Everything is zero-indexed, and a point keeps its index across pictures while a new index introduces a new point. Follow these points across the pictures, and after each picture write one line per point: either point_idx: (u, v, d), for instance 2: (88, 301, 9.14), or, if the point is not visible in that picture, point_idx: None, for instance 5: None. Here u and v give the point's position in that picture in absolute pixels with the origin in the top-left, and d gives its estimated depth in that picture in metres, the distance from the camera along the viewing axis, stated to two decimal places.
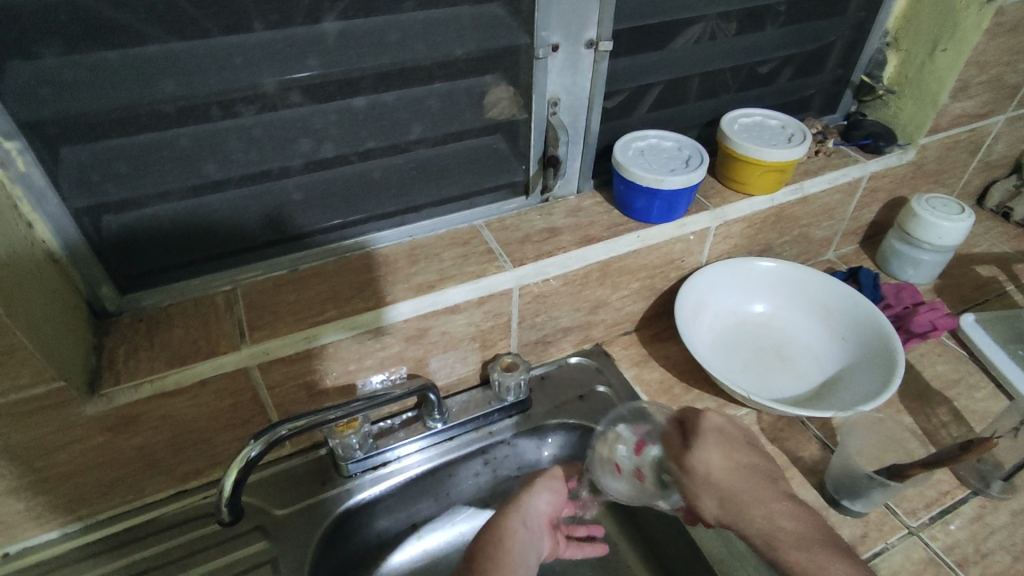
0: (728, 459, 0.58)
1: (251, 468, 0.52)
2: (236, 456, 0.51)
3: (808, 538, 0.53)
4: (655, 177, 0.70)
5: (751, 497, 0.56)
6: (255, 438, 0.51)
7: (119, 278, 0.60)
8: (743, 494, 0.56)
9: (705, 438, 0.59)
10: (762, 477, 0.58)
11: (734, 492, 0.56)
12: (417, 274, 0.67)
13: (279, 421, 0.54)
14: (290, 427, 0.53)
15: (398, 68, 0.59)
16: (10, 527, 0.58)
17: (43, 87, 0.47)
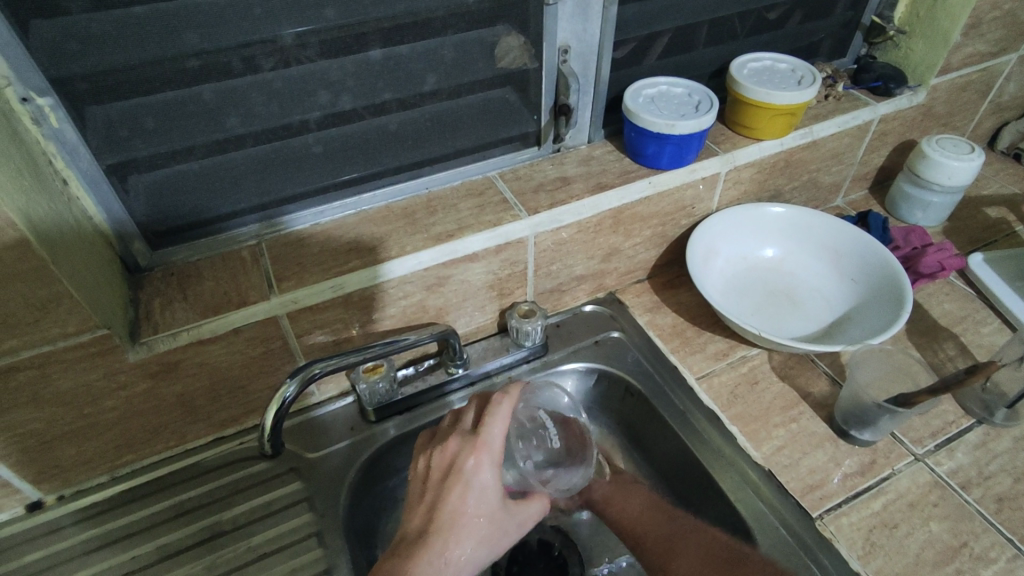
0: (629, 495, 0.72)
1: (288, 407, 0.54)
2: (273, 395, 0.54)
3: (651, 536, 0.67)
4: (667, 122, 0.71)
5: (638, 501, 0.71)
6: (290, 378, 0.54)
7: (149, 234, 0.62)
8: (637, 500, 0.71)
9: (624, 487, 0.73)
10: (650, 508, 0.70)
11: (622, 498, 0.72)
12: (436, 224, 0.69)
13: (312, 360, 0.56)
14: (323, 366, 0.55)
15: (411, 18, 0.60)
16: (64, 472, 0.62)
17: (73, 42, 0.49)
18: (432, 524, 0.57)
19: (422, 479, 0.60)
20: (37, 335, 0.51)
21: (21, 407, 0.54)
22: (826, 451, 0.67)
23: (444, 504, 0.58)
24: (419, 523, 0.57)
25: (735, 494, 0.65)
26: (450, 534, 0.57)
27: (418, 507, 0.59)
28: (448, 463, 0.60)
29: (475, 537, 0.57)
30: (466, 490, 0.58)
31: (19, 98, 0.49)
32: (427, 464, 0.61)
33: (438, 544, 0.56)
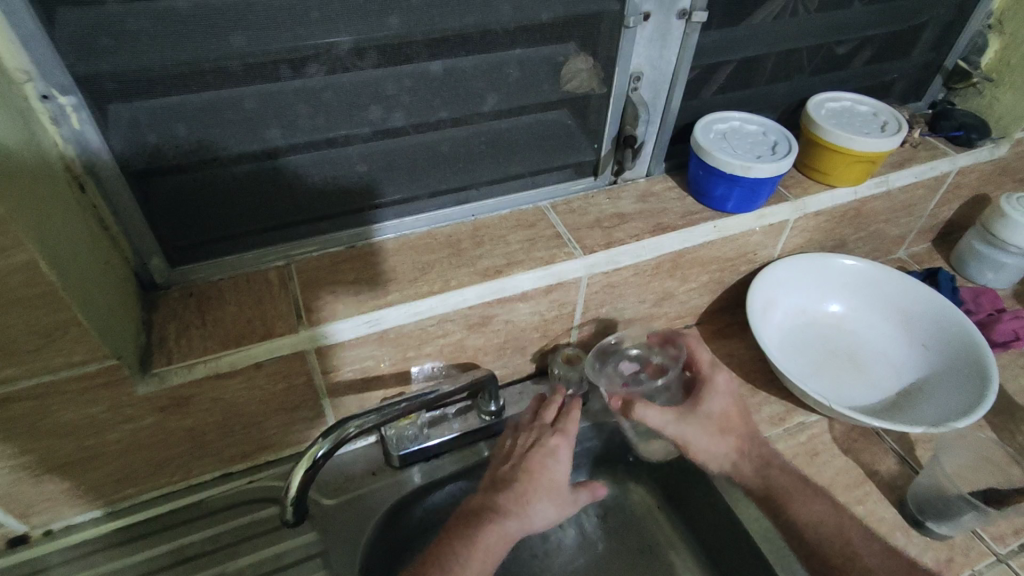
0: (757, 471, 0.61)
1: (318, 468, 0.49)
2: (302, 454, 0.48)
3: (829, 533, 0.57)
4: (744, 164, 0.65)
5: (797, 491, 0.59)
6: (324, 436, 0.49)
7: (169, 250, 0.56)
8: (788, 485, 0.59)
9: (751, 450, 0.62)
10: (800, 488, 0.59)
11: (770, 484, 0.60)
12: (483, 257, 0.63)
13: (346, 418, 0.51)
14: (357, 427, 0.50)
15: (480, 31, 0.54)
16: (56, 505, 0.56)
17: (103, 35, 0.43)
18: (516, 476, 0.57)
19: (499, 457, 0.60)
20: (37, 364, 0.44)
21: (14, 440, 0.48)
22: (897, 542, 0.60)
23: (531, 461, 0.57)
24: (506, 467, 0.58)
25: None
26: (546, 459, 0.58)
27: (499, 470, 0.58)
28: (531, 440, 0.60)
29: (549, 499, 0.56)
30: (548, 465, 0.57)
31: (40, 96, 0.43)
32: (513, 442, 0.61)
33: (511, 504, 0.55)
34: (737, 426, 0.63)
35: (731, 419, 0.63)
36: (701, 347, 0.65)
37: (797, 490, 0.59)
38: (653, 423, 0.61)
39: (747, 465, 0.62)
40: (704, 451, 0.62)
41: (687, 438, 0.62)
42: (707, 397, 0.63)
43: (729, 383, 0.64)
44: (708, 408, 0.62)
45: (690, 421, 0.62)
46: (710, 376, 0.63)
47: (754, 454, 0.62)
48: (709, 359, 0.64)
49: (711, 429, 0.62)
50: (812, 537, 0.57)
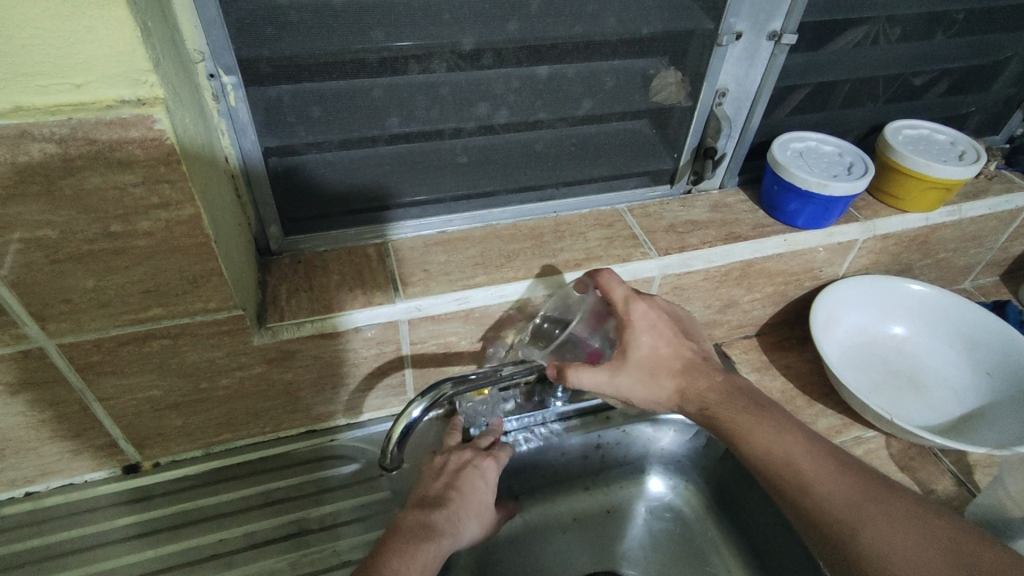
0: (709, 389, 0.55)
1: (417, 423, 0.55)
2: (401, 413, 0.54)
3: (821, 477, 0.48)
4: (820, 181, 0.67)
5: (742, 414, 0.53)
6: (422, 396, 0.55)
7: (285, 219, 0.62)
8: (737, 408, 0.53)
9: (692, 375, 0.55)
10: (753, 408, 0.53)
11: (719, 420, 0.54)
12: (564, 250, 0.67)
13: (441, 379, 0.57)
14: (453, 386, 0.56)
15: (586, 40, 0.59)
16: (166, 441, 0.62)
17: (269, 25, 0.49)
18: (451, 494, 0.59)
19: (428, 477, 0.61)
20: (180, 307, 0.50)
21: (145, 373, 0.54)
22: None
23: (466, 482, 0.61)
24: (438, 486, 0.60)
25: None
26: (477, 482, 0.61)
27: (427, 488, 0.60)
28: (465, 460, 0.63)
29: (474, 518, 0.60)
30: (481, 486, 0.61)
31: (208, 74, 0.50)
32: (440, 461, 0.63)
33: (445, 521, 0.57)
34: (671, 362, 0.56)
35: (665, 360, 0.56)
36: (613, 283, 0.56)
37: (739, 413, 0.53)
38: (590, 386, 0.55)
39: (688, 404, 0.55)
40: (645, 400, 0.56)
41: (624, 393, 0.56)
42: (632, 340, 0.55)
43: (648, 315, 0.56)
44: (641, 352, 0.55)
45: (624, 374, 0.55)
46: (627, 315, 0.55)
47: (692, 391, 0.55)
48: (624, 293, 0.56)
49: (645, 375, 0.55)
50: (771, 466, 0.50)
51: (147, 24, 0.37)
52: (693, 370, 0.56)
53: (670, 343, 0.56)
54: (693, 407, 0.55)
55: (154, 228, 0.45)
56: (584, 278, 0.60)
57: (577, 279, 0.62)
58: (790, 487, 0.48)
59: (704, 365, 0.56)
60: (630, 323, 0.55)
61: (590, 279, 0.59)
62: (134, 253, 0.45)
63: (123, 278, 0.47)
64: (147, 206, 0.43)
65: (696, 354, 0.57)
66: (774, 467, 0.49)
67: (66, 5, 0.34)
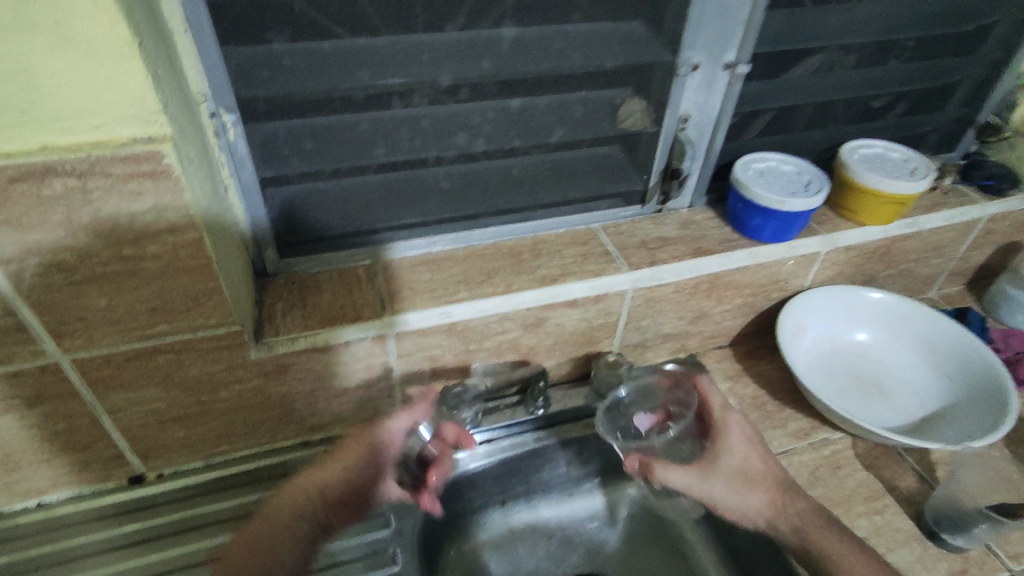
0: (784, 503, 0.64)
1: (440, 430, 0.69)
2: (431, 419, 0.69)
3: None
4: (777, 198, 0.73)
5: (823, 525, 0.61)
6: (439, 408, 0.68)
7: (280, 243, 0.67)
8: (813, 518, 0.62)
9: (781, 492, 0.64)
10: (821, 518, 0.62)
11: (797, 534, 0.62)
12: (541, 267, 0.72)
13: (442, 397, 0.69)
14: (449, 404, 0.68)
15: (554, 74, 0.64)
16: (169, 452, 0.66)
17: (264, 68, 0.55)
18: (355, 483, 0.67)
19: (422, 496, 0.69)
20: (183, 323, 0.55)
21: (151, 386, 0.59)
22: (913, 551, 0.65)
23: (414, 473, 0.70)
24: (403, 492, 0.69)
25: None
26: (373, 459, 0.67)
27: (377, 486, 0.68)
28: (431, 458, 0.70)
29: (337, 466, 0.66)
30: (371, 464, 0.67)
31: (210, 113, 0.55)
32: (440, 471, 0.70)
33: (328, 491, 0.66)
34: (762, 475, 0.65)
35: (756, 467, 0.65)
36: (713, 393, 0.68)
37: (793, 501, 0.64)
38: (676, 482, 0.66)
39: (780, 520, 0.63)
40: (733, 508, 0.65)
41: (711, 495, 0.65)
42: (727, 448, 0.65)
43: (743, 427, 0.67)
44: (731, 460, 0.65)
45: (711, 477, 0.65)
46: (722, 422, 0.67)
47: (789, 510, 0.63)
48: (721, 403, 0.68)
49: (732, 483, 0.65)
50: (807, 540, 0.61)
51: (157, 72, 0.43)
52: (773, 476, 0.65)
53: (762, 457, 0.66)
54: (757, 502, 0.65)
55: (161, 251, 0.49)
56: (678, 375, 0.70)
57: (669, 373, 0.71)
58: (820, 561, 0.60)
59: (795, 487, 0.65)
60: (720, 430, 0.66)
61: (686, 380, 0.69)
62: (142, 275, 0.50)
63: (132, 297, 0.51)
64: (155, 231, 0.48)
65: (785, 474, 0.66)
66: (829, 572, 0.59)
67: (88, 58, 0.39)
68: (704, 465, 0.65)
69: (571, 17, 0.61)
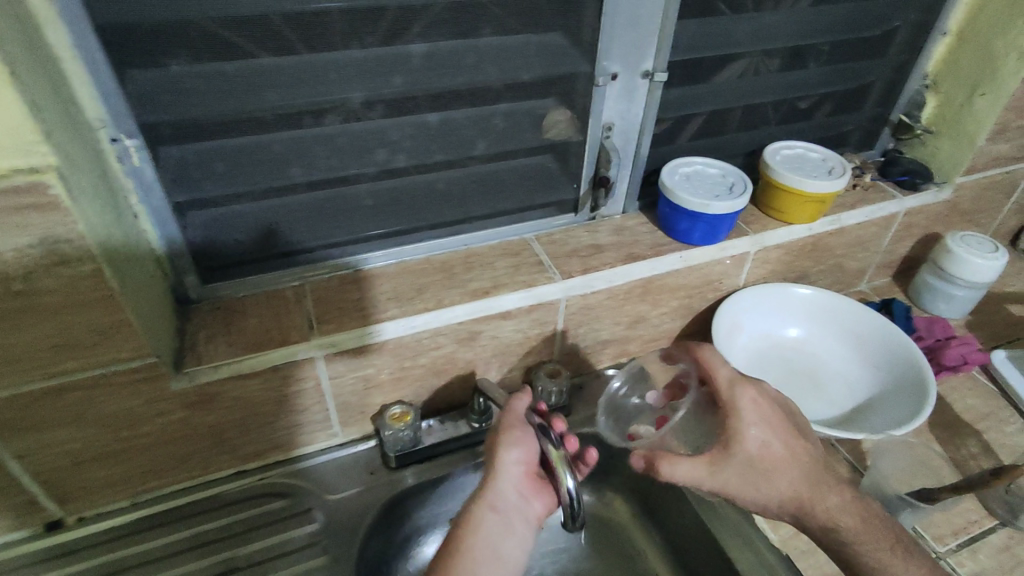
0: (806, 493, 0.57)
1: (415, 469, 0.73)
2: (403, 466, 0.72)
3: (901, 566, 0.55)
4: (701, 202, 0.74)
5: (863, 526, 0.57)
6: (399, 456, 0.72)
7: (202, 268, 0.65)
8: (845, 511, 0.56)
9: (803, 478, 0.57)
10: (858, 512, 0.57)
11: (829, 526, 0.57)
12: (473, 280, 0.72)
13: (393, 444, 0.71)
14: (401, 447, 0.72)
15: (471, 88, 0.65)
16: (90, 493, 0.63)
17: (165, 91, 0.53)
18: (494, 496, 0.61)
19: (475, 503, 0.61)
20: (91, 359, 0.53)
21: (62, 427, 0.56)
22: None
23: (462, 533, 0.59)
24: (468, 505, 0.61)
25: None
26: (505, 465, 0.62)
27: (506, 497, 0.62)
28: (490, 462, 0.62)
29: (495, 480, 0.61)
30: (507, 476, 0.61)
31: (110, 139, 0.54)
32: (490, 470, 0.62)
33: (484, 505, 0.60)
34: (785, 464, 0.57)
35: (774, 452, 0.57)
36: (718, 364, 0.60)
37: (829, 489, 0.57)
38: (684, 478, 0.56)
39: (804, 512, 0.57)
40: (751, 497, 0.58)
41: (728, 487, 0.57)
42: (741, 435, 0.56)
43: (757, 405, 0.58)
44: (747, 447, 0.57)
45: (723, 469, 0.57)
46: (732, 400, 0.58)
47: (814, 502, 0.57)
48: (729, 377, 0.59)
49: (750, 471, 0.57)
50: (837, 531, 0.57)
51: (37, 101, 0.41)
52: (802, 464, 0.58)
53: (784, 441, 0.57)
54: (784, 492, 0.57)
55: (58, 284, 0.47)
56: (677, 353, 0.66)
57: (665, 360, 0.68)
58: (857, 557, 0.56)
59: (825, 474, 0.58)
60: (732, 408, 0.58)
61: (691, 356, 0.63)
62: (39, 310, 0.48)
63: (31, 334, 0.49)
64: (48, 263, 0.46)
65: (812, 458, 0.58)
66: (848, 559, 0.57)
67: None
68: (716, 456, 0.57)
69: (483, 31, 0.62)
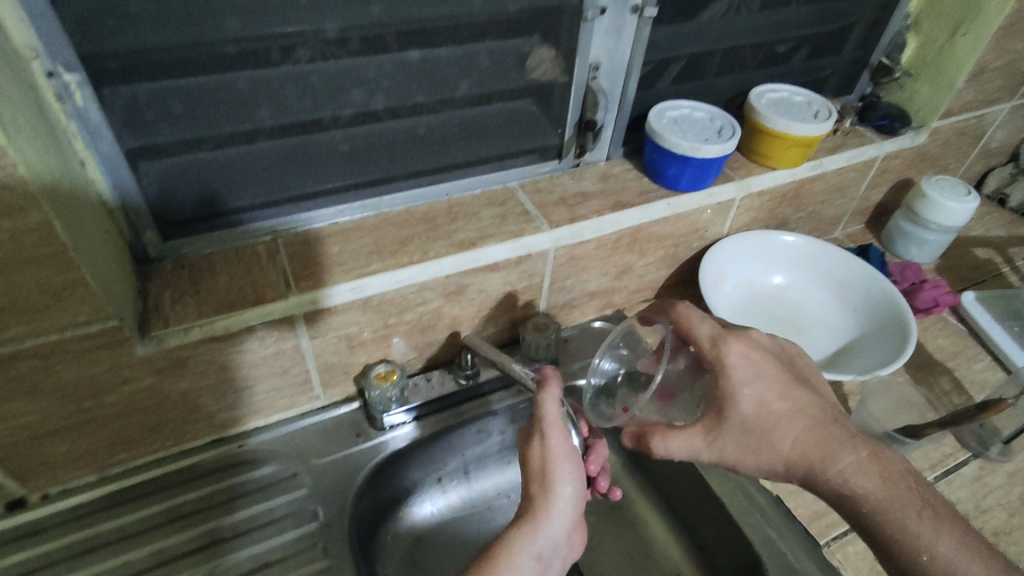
0: (812, 446, 0.56)
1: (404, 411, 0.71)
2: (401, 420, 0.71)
3: (938, 517, 0.52)
4: (692, 145, 0.72)
5: (883, 477, 0.54)
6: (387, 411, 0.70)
7: (162, 223, 0.59)
8: (862, 469, 0.54)
9: (815, 437, 0.56)
10: (879, 466, 0.55)
11: (840, 483, 0.55)
12: (458, 231, 0.68)
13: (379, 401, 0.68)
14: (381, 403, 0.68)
15: (453, 21, 0.60)
16: (52, 469, 0.58)
17: (107, 17, 0.47)
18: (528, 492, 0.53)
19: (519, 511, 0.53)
20: (44, 323, 0.48)
21: (16, 399, 0.51)
22: None
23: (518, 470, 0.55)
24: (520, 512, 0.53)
25: (742, 517, 0.67)
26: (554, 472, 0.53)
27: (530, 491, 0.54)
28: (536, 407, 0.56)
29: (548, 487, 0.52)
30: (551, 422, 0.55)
31: (46, 73, 0.47)
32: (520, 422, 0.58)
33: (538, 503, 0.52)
34: (784, 418, 0.57)
35: (774, 410, 0.57)
36: (697, 321, 0.59)
37: (841, 449, 0.55)
38: (681, 452, 0.58)
39: (802, 468, 0.56)
40: (755, 463, 0.58)
41: (729, 457, 0.58)
42: (735, 397, 0.57)
43: (743, 357, 0.58)
44: (742, 410, 0.56)
45: (721, 439, 0.57)
46: (718, 358, 0.58)
47: (814, 455, 0.56)
48: (710, 333, 0.58)
49: (749, 436, 0.57)
50: (855, 493, 0.54)
51: None
52: (806, 421, 0.57)
53: (781, 398, 0.57)
54: (789, 452, 0.56)
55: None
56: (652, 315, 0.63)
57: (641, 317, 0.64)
58: (877, 522, 0.53)
59: (833, 427, 0.57)
60: (719, 368, 0.57)
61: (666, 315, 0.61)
62: None
63: None
64: None
65: (821, 413, 0.57)
66: (855, 509, 0.54)
67: None
68: (709, 422, 0.57)
69: None
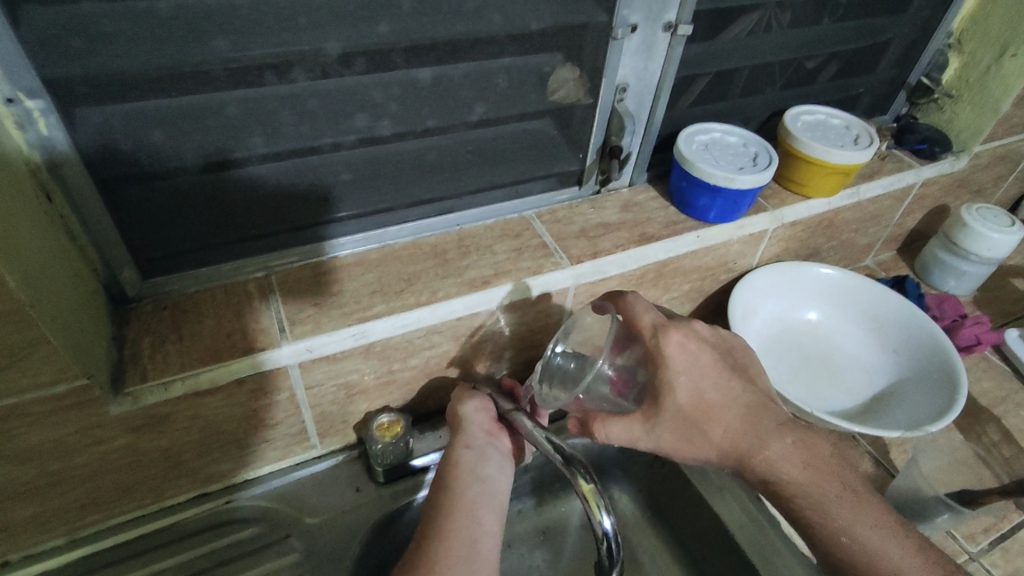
0: (744, 434, 0.50)
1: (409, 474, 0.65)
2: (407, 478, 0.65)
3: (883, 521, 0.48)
4: (726, 175, 0.66)
5: (832, 482, 0.49)
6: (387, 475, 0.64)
7: (142, 260, 0.53)
8: (803, 464, 0.49)
9: (749, 427, 0.51)
10: (824, 465, 0.50)
11: (779, 478, 0.50)
12: (470, 267, 0.62)
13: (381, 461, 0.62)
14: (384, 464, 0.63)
15: (470, 39, 0.53)
16: (16, 535, 0.52)
17: (75, 35, 0.41)
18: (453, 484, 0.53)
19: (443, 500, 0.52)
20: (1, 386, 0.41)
21: None
22: None
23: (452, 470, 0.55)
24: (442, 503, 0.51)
25: None
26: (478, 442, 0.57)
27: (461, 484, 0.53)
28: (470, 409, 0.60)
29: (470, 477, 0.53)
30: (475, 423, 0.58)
31: (5, 99, 0.41)
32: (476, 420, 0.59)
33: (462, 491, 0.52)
34: (719, 407, 0.51)
35: (709, 400, 0.51)
36: (641, 310, 0.54)
37: (772, 437, 0.50)
38: (622, 440, 0.52)
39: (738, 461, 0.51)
40: (690, 455, 0.52)
41: (666, 447, 0.52)
42: (667, 386, 0.51)
43: (683, 345, 0.52)
44: (673, 399, 0.51)
45: (658, 428, 0.51)
46: (658, 348, 0.52)
47: (748, 446, 0.50)
48: (652, 321, 0.53)
49: (685, 426, 0.51)
50: (785, 485, 0.50)
51: None
52: (742, 409, 0.51)
53: (716, 387, 0.51)
54: (722, 441, 0.51)
55: None
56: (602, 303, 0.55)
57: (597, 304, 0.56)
58: (817, 524, 0.48)
59: (767, 415, 0.51)
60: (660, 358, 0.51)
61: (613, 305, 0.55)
62: None
63: None
64: None
65: (755, 398, 0.52)
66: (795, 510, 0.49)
67: None
68: (647, 410, 0.51)
69: None
